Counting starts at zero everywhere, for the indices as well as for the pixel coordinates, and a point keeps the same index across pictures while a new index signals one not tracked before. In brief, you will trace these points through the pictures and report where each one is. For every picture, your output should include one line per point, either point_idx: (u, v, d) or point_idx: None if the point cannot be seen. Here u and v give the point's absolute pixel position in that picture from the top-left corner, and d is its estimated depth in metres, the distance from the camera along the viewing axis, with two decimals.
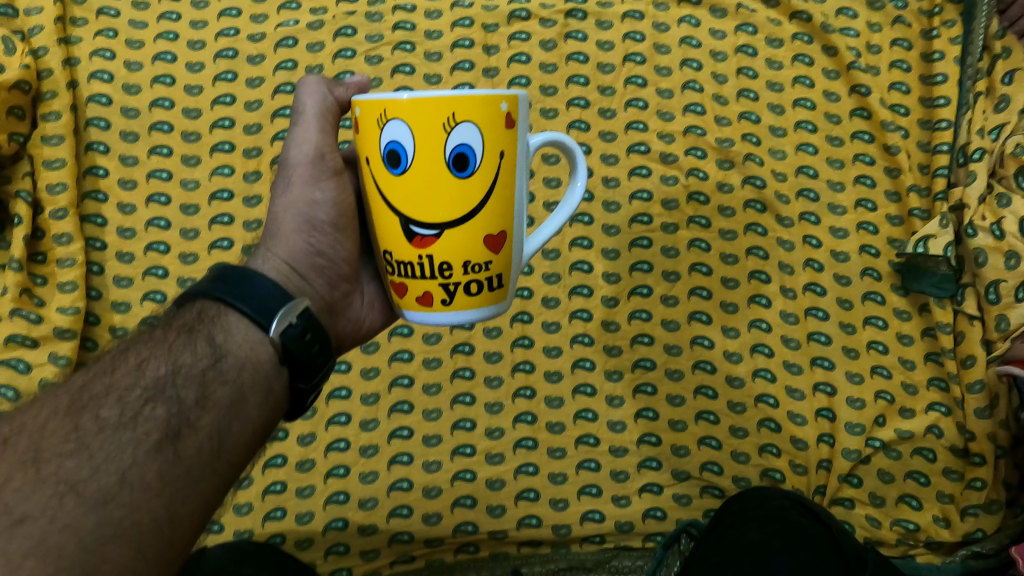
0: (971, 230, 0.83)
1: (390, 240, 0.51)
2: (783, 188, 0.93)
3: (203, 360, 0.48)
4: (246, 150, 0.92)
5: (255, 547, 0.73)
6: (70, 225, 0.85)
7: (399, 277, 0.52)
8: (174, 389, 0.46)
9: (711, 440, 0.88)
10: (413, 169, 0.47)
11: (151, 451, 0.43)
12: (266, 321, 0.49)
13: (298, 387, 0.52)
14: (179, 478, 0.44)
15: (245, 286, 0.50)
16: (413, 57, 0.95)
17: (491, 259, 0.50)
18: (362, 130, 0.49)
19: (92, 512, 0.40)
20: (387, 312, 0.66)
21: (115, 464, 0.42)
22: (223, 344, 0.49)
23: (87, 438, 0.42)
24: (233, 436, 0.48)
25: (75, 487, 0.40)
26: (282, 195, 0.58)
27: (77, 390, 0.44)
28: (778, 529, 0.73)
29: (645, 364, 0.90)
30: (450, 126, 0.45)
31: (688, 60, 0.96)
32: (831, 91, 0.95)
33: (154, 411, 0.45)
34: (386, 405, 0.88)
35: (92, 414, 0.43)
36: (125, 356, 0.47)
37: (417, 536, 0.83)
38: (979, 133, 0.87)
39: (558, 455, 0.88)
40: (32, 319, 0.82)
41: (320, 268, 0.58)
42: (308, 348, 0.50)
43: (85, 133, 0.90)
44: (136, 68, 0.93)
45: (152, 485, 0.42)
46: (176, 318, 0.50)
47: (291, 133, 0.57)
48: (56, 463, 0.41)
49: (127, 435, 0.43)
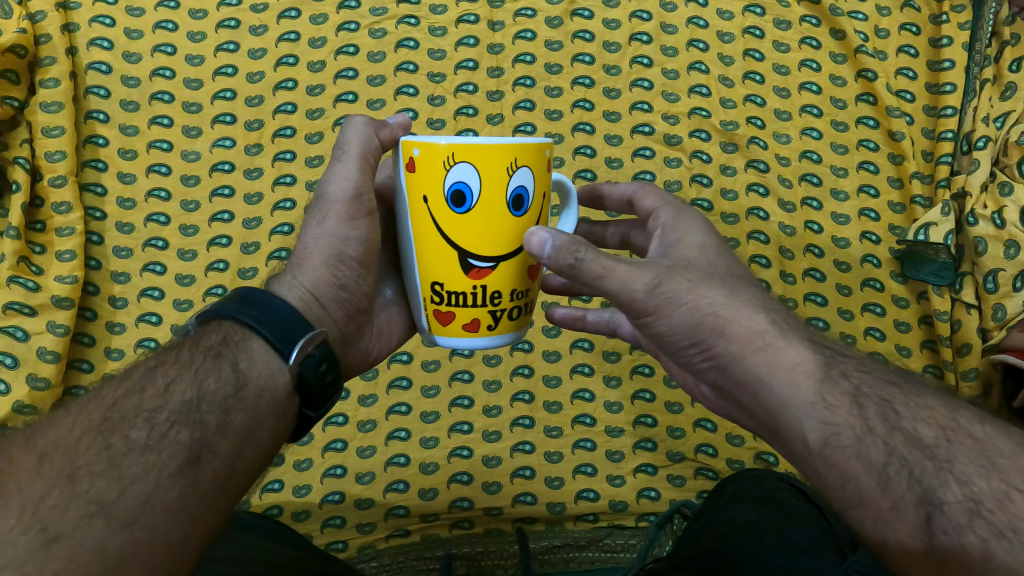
0: (973, 219, 0.83)
1: (440, 273, 0.52)
2: (786, 173, 0.92)
3: (226, 386, 0.48)
4: (248, 123, 0.91)
5: (253, 517, 0.73)
6: (70, 193, 0.85)
7: (447, 307, 0.53)
8: (199, 414, 0.45)
9: (707, 422, 0.89)
10: (477, 208, 0.49)
11: (175, 474, 0.42)
12: (288, 349, 0.51)
13: (304, 415, 0.53)
14: (197, 503, 0.42)
15: (271, 311, 0.52)
16: (416, 32, 0.95)
17: (528, 286, 0.55)
18: (417, 169, 0.49)
19: (117, 534, 0.38)
20: (392, 346, 0.67)
21: (141, 485, 0.40)
22: (246, 370, 0.49)
23: (119, 457, 0.41)
24: (245, 463, 0.47)
25: (105, 507, 0.38)
26: (314, 226, 0.58)
27: (107, 410, 0.43)
28: (771, 511, 0.73)
29: (643, 346, 0.92)
30: (512, 169, 0.48)
31: (695, 41, 0.96)
32: (837, 75, 0.95)
33: (180, 434, 0.44)
34: (385, 381, 0.89)
35: (122, 434, 0.42)
36: (152, 377, 0.46)
37: (412, 510, 0.84)
38: (984, 121, 0.87)
39: (554, 434, 0.88)
40: (30, 287, 0.81)
41: (341, 301, 0.58)
42: (321, 378, 0.52)
43: (84, 102, 0.90)
44: (136, 36, 0.92)
45: (173, 508, 0.41)
46: (200, 342, 0.50)
47: (331, 168, 0.58)
48: (87, 482, 0.39)
49: (154, 456, 0.42)
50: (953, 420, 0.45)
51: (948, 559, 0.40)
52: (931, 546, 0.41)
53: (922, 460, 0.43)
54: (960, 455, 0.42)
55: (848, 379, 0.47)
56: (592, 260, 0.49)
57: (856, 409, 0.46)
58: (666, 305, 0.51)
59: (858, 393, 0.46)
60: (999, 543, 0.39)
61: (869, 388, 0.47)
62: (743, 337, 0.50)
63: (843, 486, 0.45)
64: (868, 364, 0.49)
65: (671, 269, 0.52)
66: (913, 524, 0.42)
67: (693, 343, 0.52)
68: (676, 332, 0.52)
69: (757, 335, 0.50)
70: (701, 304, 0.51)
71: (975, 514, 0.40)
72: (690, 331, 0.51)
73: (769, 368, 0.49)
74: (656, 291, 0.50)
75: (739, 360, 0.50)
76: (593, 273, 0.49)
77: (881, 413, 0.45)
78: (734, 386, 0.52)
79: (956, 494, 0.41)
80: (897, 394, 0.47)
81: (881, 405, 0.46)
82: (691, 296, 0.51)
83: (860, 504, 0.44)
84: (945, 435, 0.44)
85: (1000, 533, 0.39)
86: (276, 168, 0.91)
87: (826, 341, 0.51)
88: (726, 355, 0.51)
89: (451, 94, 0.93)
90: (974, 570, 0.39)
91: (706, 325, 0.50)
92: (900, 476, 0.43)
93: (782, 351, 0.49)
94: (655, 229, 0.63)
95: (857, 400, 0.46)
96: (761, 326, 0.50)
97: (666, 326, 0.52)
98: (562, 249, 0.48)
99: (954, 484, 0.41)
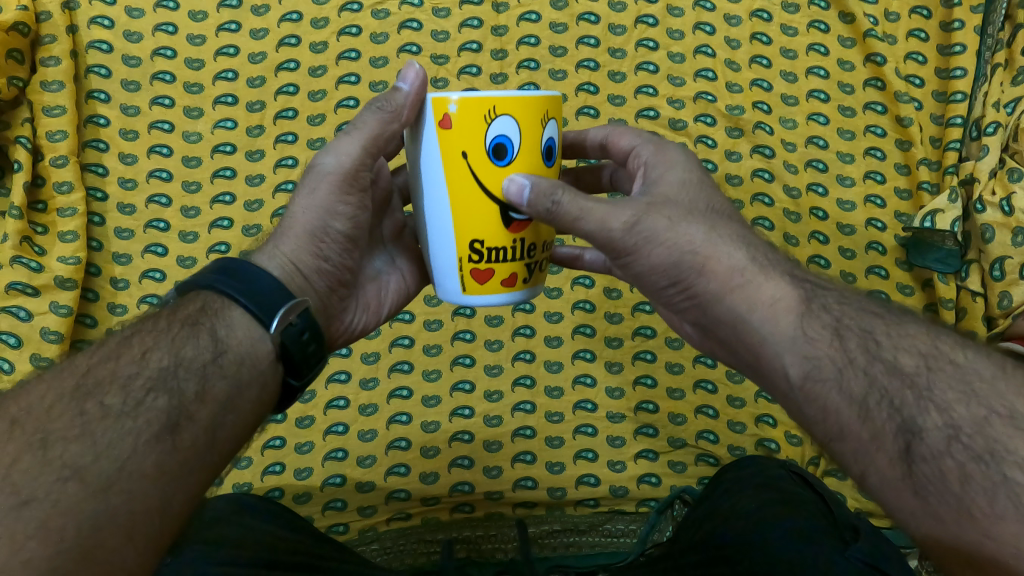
0: (980, 206, 0.82)
1: (480, 230, 0.54)
2: (792, 159, 0.92)
3: (205, 354, 0.48)
4: (249, 104, 0.91)
5: (253, 499, 0.73)
6: (71, 173, 0.84)
7: (486, 264, 0.55)
8: (175, 381, 0.46)
9: (709, 408, 0.89)
10: (519, 159, 0.51)
11: (152, 440, 0.42)
12: (268, 318, 0.51)
13: (289, 383, 0.54)
14: (175, 469, 0.43)
15: (250, 281, 0.52)
16: (420, 12, 0.93)
17: (549, 239, 0.58)
18: (452, 126, 0.50)
19: (92, 498, 0.38)
20: (379, 319, 0.67)
21: (116, 451, 0.41)
22: (225, 339, 0.50)
23: (93, 423, 0.41)
24: (226, 430, 0.48)
25: (79, 472, 0.39)
26: (301, 199, 0.58)
27: (82, 376, 0.44)
28: (773, 499, 0.73)
29: (645, 332, 0.92)
30: (545, 121, 0.52)
31: (701, 24, 0.94)
32: (845, 59, 0.94)
33: (156, 401, 0.44)
34: (387, 365, 0.89)
35: (97, 401, 0.43)
36: (129, 345, 0.47)
37: (413, 493, 0.84)
38: (994, 107, 0.85)
39: (555, 419, 0.88)
40: (33, 267, 0.81)
41: (324, 275, 0.58)
42: (304, 348, 0.52)
43: (85, 82, 0.89)
44: (137, 15, 0.91)
45: (149, 474, 0.41)
46: (177, 311, 0.50)
47: (332, 143, 0.58)
48: (61, 447, 0.40)
49: (130, 423, 0.42)
50: (935, 350, 0.47)
51: (926, 482, 0.43)
52: (909, 471, 0.43)
53: (902, 390, 0.45)
54: (938, 382, 0.45)
55: (830, 312, 0.50)
56: (570, 203, 0.51)
57: (837, 342, 0.48)
58: (646, 243, 0.52)
59: (839, 325, 0.49)
60: (976, 466, 0.41)
61: (849, 322, 0.49)
62: (724, 275, 0.52)
63: (824, 420, 0.48)
64: (850, 297, 0.52)
65: (650, 205, 0.54)
66: (893, 454, 0.44)
67: (675, 282, 0.54)
68: (657, 270, 0.54)
69: (738, 271, 0.52)
70: (682, 241, 0.52)
71: (953, 440, 0.43)
72: (670, 269, 0.53)
73: (751, 304, 0.51)
74: (634, 231, 0.52)
75: (722, 298, 0.52)
76: (569, 212, 0.51)
77: (862, 348, 0.48)
78: (718, 326, 0.54)
79: (935, 421, 0.44)
80: (878, 325, 0.49)
81: (861, 336, 0.48)
82: (669, 234, 0.52)
83: (843, 437, 0.47)
84: (925, 364, 0.46)
85: (977, 457, 0.42)
86: (278, 151, 0.90)
87: (808, 275, 0.54)
88: (710, 294, 0.53)
89: (455, 76, 0.92)
90: (953, 493, 0.42)
91: (686, 263, 0.52)
92: (881, 407, 0.45)
93: (762, 288, 0.51)
94: (638, 166, 0.63)
95: (838, 333, 0.49)
96: (742, 263, 0.52)
97: (646, 266, 0.54)
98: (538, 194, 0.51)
99: (933, 412, 0.44)
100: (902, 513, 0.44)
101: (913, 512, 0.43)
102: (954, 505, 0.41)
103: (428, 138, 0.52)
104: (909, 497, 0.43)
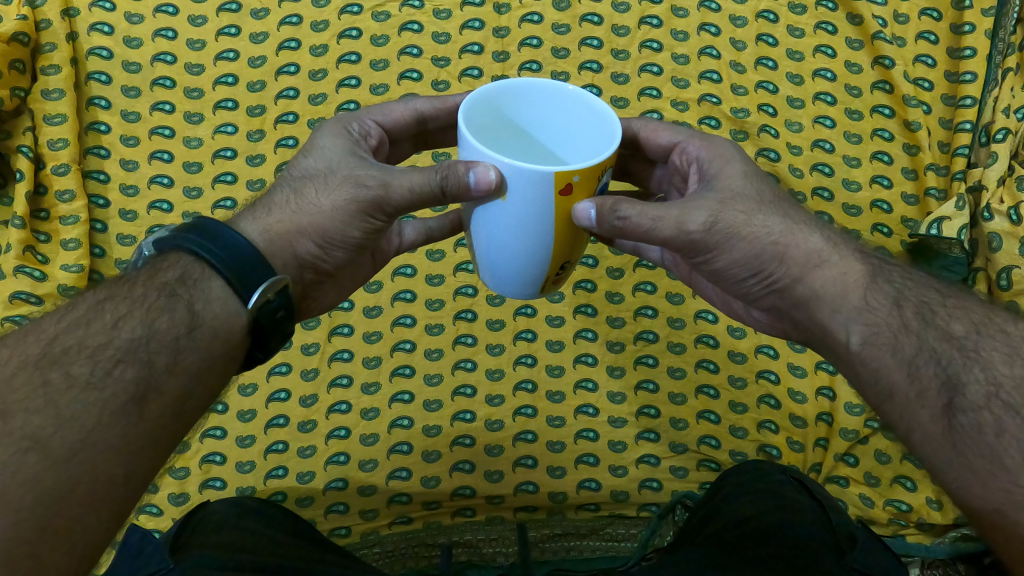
0: (988, 214, 0.80)
1: (565, 254, 0.56)
2: (798, 162, 0.89)
3: (179, 326, 0.49)
4: (249, 109, 0.90)
5: (255, 504, 0.73)
6: (72, 180, 0.84)
7: (558, 276, 0.59)
8: (146, 352, 0.47)
9: (710, 414, 0.88)
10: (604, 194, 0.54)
11: (118, 412, 0.44)
12: (248, 292, 0.52)
13: (255, 356, 0.55)
14: (140, 439, 0.45)
15: (227, 244, 0.53)
16: (421, 15, 0.93)
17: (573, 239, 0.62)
18: (570, 190, 0.49)
19: (53, 469, 0.41)
20: (347, 294, 0.70)
21: (79, 422, 0.43)
22: (201, 311, 0.51)
23: (56, 394, 0.43)
24: (194, 401, 0.49)
25: (40, 443, 0.41)
26: (333, 203, 0.56)
27: (49, 344, 0.46)
28: (775, 505, 0.73)
29: (648, 336, 0.92)
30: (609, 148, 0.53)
31: (705, 25, 0.94)
32: (853, 62, 0.93)
33: (125, 372, 0.46)
34: (389, 369, 0.89)
35: (63, 369, 0.44)
36: (101, 311, 0.49)
37: (415, 497, 0.84)
38: (1004, 113, 0.84)
39: (556, 423, 0.88)
40: (36, 277, 0.81)
41: (315, 263, 0.60)
42: (274, 321, 0.54)
43: (86, 88, 0.89)
44: (137, 21, 0.92)
45: (113, 444, 0.43)
46: (156, 277, 0.51)
47: (393, 174, 0.54)
48: (22, 417, 0.41)
49: (95, 394, 0.44)
50: (985, 320, 0.51)
51: (964, 434, 0.46)
52: (950, 425, 0.47)
53: (950, 351, 0.49)
54: (986, 345, 0.49)
55: (891, 285, 0.54)
56: (637, 216, 0.51)
57: (896, 311, 0.52)
58: (727, 239, 0.54)
59: (899, 296, 0.53)
60: (1012, 419, 0.45)
61: (910, 296, 0.53)
62: (801, 259, 0.55)
63: (876, 382, 0.51)
64: (914, 274, 0.56)
65: (724, 201, 0.55)
66: (936, 409, 0.48)
67: (752, 273, 0.56)
68: (738, 265, 0.56)
69: (815, 255, 0.55)
70: (762, 234, 0.54)
71: (994, 396, 0.46)
72: (749, 262, 0.55)
73: (823, 282, 0.54)
74: (714, 231, 0.54)
75: (798, 281, 0.55)
76: (638, 222, 0.52)
77: (924, 318, 0.52)
78: (791, 308, 0.57)
79: (978, 379, 0.47)
80: (935, 298, 0.53)
81: (919, 307, 0.52)
82: (747, 228, 0.54)
83: (891, 397, 0.50)
84: (975, 330, 0.50)
85: (1014, 411, 0.45)
86: (279, 154, 0.89)
87: (875, 253, 0.58)
88: (783, 278, 0.56)
89: (456, 78, 0.91)
90: (986, 444, 0.45)
91: (767, 254, 0.55)
92: (929, 365, 0.49)
93: (832, 268, 0.55)
94: (686, 162, 0.63)
95: (898, 303, 0.53)
96: (818, 247, 0.55)
97: (726, 261, 0.56)
98: (605, 212, 0.51)
99: (978, 371, 0.48)
100: (938, 468, 0.47)
101: (948, 465, 0.46)
102: (989, 455, 0.44)
103: (541, 199, 0.49)
104: (946, 449, 0.47)
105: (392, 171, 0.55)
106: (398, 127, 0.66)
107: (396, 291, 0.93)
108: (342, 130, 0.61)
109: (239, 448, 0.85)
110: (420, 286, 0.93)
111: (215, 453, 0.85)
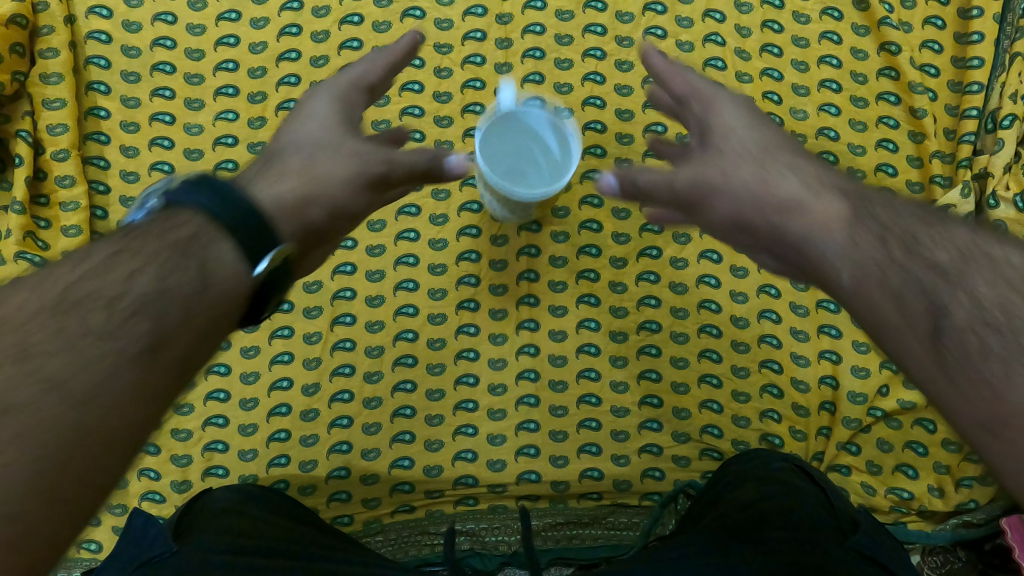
0: (994, 201, 0.83)
1: None
2: (802, 150, 0.90)
3: (194, 281, 0.48)
4: (250, 95, 0.90)
5: (261, 491, 0.74)
6: (73, 166, 0.84)
7: None
8: (162, 304, 0.46)
9: (713, 403, 0.87)
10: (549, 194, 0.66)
11: (132, 361, 0.43)
12: (258, 255, 0.51)
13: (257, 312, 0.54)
14: (154, 390, 0.44)
15: (235, 199, 0.52)
16: (423, 1, 0.92)
17: None
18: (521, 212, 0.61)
19: (70, 411, 0.40)
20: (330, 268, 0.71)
21: (95, 368, 0.42)
22: (215, 268, 0.49)
23: (72, 339, 0.42)
24: (204, 353, 0.48)
25: (57, 385, 0.41)
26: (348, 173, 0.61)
27: (64, 291, 0.45)
28: (774, 490, 0.73)
29: (651, 326, 0.89)
30: None
31: (711, 11, 0.93)
32: (859, 48, 0.92)
33: (140, 321, 0.45)
34: (391, 358, 0.87)
35: (79, 317, 0.44)
36: (119, 261, 0.47)
37: (417, 486, 0.85)
38: (1011, 99, 0.86)
39: (559, 413, 0.87)
40: (37, 263, 0.81)
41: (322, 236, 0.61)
42: (278, 277, 0.53)
43: (86, 74, 0.89)
44: (136, 4, 0.90)
45: (128, 392, 0.43)
46: (170, 234, 0.50)
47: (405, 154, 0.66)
48: (38, 360, 0.41)
49: (109, 341, 0.43)
50: (970, 245, 0.49)
51: (952, 357, 0.44)
52: (937, 348, 0.45)
53: (935, 277, 0.47)
54: (969, 269, 0.47)
55: (876, 219, 0.52)
56: (649, 176, 0.62)
57: (881, 244, 0.50)
58: (709, 194, 0.58)
59: (885, 229, 0.51)
60: (996, 338, 0.44)
61: (894, 228, 0.51)
62: (779, 202, 0.55)
63: (867, 315, 0.50)
64: (901, 206, 0.54)
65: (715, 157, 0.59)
66: (923, 333, 0.46)
67: (740, 223, 0.57)
68: (728, 218, 0.58)
69: (793, 199, 0.55)
70: (742, 183, 0.57)
71: (977, 317, 0.45)
72: (736, 212, 0.57)
73: (804, 223, 0.53)
74: (699, 184, 0.58)
75: (778, 225, 0.55)
76: (646, 189, 0.62)
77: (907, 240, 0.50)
78: (779, 249, 0.56)
79: (963, 301, 0.46)
80: (919, 227, 0.51)
81: (902, 236, 0.51)
82: (725, 182, 0.57)
83: (882, 327, 0.49)
84: (959, 256, 0.48)
85: (997, 329, 0.44)
86: None
87: (861, 188, 0.56)
88: (765, 225, 0.56)
89: (458, 66, 0.91)
90: (972, 365, 0.43)
91: (750, 202, 0.56)
92: (916, 295, 0.47)
93: (817, 204, 0.54)
94: (692, 118, 0.65)
95: (882, 235, 0.51)
96: (797, 189, 0.55)
97: (721, 211, 0.58)
98: (622, 179, 0.64)
99: (962, 294, 0.46)
100: (934, 392, 0.45)
101: (945, 391, 0.44)
102: (974, 375, 0.43)
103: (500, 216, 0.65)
104: (936, 373, 0.45)
105: (394, 159, 0.65)
106: (346, 95, 0.68)
107: (398, 281, 0.89)
108: (336, 125, 0.65)
109: (241, 436, 0.85)
110: (422, 276, 0.89)
111: (217, 441, 0.85)
